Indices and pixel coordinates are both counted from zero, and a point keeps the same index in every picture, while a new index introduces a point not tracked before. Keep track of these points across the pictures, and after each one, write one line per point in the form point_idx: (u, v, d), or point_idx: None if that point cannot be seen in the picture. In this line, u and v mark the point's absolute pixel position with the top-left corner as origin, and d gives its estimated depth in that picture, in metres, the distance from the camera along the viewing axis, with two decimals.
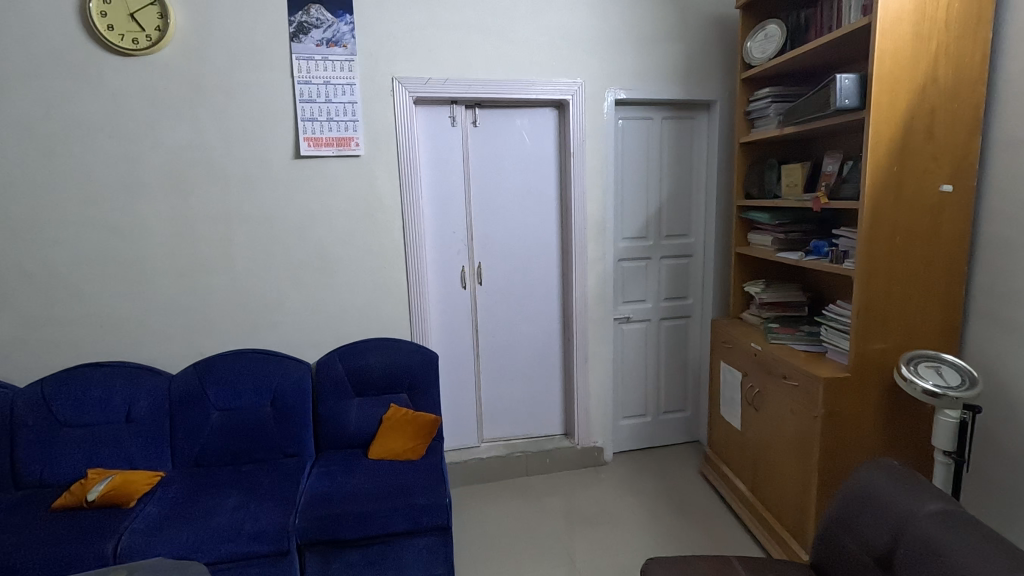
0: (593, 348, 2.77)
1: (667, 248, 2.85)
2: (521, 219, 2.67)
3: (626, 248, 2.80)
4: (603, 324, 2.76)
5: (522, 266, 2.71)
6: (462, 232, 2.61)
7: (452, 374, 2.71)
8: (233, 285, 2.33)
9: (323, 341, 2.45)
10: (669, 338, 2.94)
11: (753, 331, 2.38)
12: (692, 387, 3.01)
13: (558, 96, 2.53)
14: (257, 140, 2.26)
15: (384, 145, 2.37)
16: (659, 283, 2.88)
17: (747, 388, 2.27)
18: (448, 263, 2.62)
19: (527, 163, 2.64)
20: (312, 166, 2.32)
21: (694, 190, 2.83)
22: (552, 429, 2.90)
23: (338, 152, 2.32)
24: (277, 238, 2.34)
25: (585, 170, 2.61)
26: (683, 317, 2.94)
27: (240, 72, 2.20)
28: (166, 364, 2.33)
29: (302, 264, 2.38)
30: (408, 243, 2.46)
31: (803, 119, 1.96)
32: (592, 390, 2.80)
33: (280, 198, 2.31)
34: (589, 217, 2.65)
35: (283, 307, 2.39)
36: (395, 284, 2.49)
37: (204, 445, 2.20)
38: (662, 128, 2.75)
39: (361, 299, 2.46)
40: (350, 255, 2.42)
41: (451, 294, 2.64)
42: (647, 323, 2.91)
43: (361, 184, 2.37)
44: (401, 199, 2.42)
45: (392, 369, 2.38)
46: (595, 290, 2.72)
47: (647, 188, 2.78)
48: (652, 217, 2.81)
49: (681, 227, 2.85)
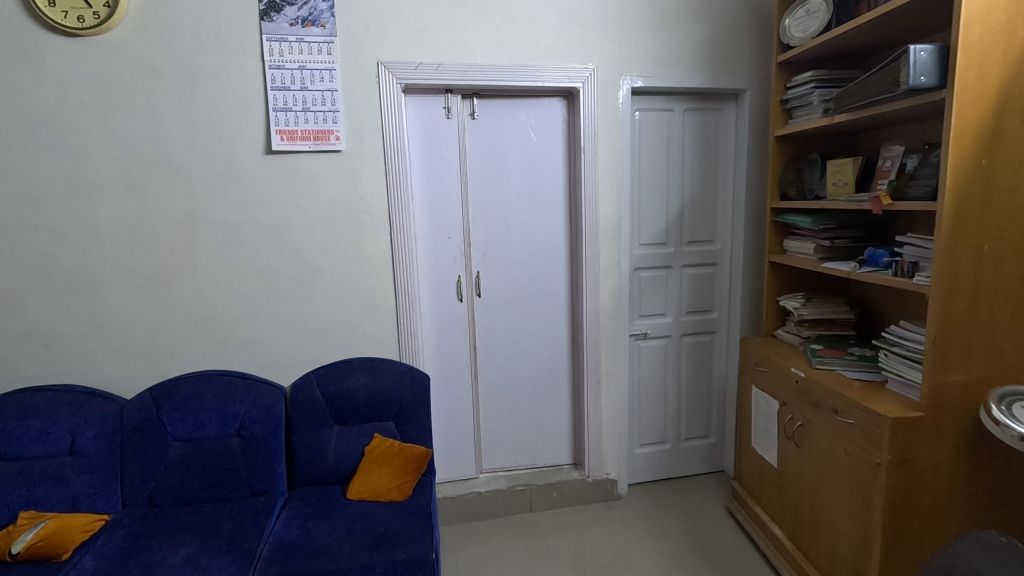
0: (606, 369, 2.46)
1: (690, 256, 2.53)
2: (524, 222, 2.37)
3: (643, 256, 2.49)
4: (617, 342, 2.45)
5: (528, 276, 2.41)
6: (459, 237, 2.31)
7: (447, 398, 2.42)
8: (196, 298, 2.05)
9: (301, 361, 2.17)
10: (691, 356, 2.63)
11: (792, 353, 2.06)
12: (717, 411, 2.68)
13: (567, 84, 2.23)
14: (223, 134, 1.98)
15: (368, 140, 2.09)
16: (680, 296, 2.57)
17: (786, 420, 1.95)
18: (443, 273, 2.32)
19: (532, 161, 2.34)
20: (286, 163, 2.04)
21: (719, 190, 2.52)
22: (560, 458, 2.59)
23: (315, 147, 2.04)
24: (248, 245, 2.06)
25: (596, 167, 2.30)
26: (707, 333, 2.62)
27: (203, 55, 1.93)
28: (121, 388, 2.05)
29: (275, 274, 2.10)
30: (396, 251, 2.17)
31: (860, 104, 1.65)
32: (604, 416, 2.50)
33: (250, 199, 2.04)
34: (602, 220, 2.35)
35: (254, 324, 2.11)
36: (383, 296, 2.20)
37: (160, 482, 1.92)
38: (683, 122, 2.44)
39: (343, 314, 2.17)
40: (331, 264, 2.13)
41: (446, 307, 2.35)
42: (666, 340, 2.59)
43: (342, 184, 2.09)
44: (388, 201, 2.14)
45: (376, 394, 2.09)
46: (608, 304, 2.41)
47: (667, 188, 2.48)
48: (673, 222, 2.50)
49: (705, 232, 2.53)
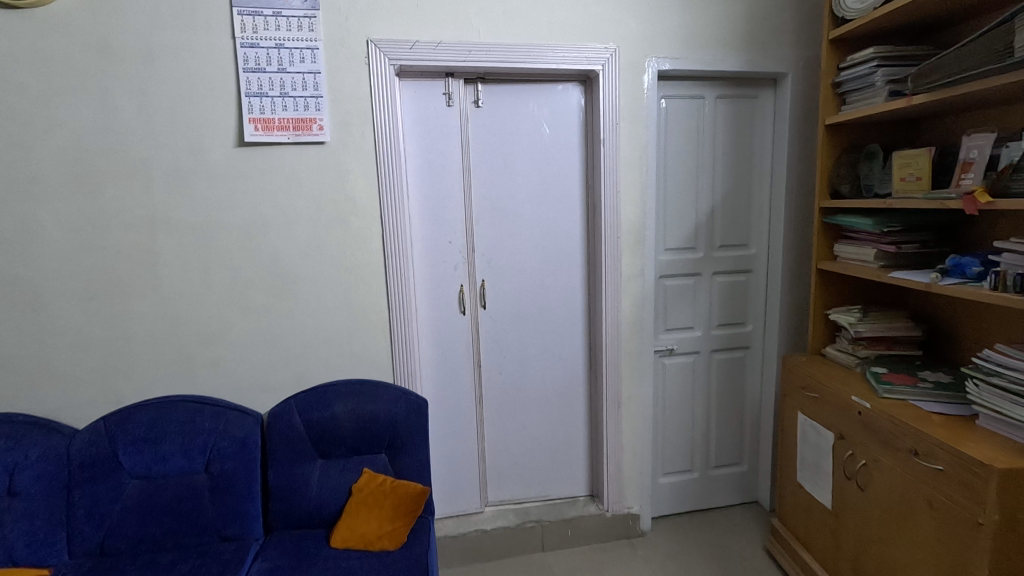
0: (627, 390, 2.18)
1: (721, 262, 2.25)
2: (535, 225, 2.10)
3: (669, 262, 2.21)
4: (640, 359, 2.17)
5: (539, 285, 2.13)
6: (460, 241, 2.04)
7: (448, 423, 2.14)
8: (158, 313, 1.78)
9: (280, 383, 1.89)
10: (722, 374, 2.34)
11: (847, 375, 1.78)
12: (750, 435, 2.40)
13: (585, 66, 1.95)
14: (188, 123, 1.71)
15: (356, 130, 1.82)
16: (710, 307, 2.28)
17: (843, 457, 1.67)
18: (442, 282, 2.05)
19: (544, 155, 2.07)
20: (261, 156, 1.77)
21: (754, 187, 2.23)
22: (574, 488, 2.30)
23: (295, 138, 1.76)
24: (218, 252, 1.79)
25: (618, 161, 2.02)
26: (740, 349, 2.34)
27: (165, 31, 1.66)
28: (71, 417, 1.78)
29: (250, 285, 1.82)
30: (389, 258, 1.89)
31: (956, 76, 1.36)
32: (625, 442, 2.21)
33: (220, 199, 1.76)
34: (623, 222, 2.06)
35: (226, 342, 1.84)
36: (375, 310, 1.92)
37: (113, 528, 1.65)
38: (715, 112, 2.16)
39: (329, 329, 1.90)
40: (314, 273, 1.86)
41: (446, 321, 2.07)
42: (694, 357, 2.31)
43: (327, 181, 1.82)
44: (380, 201, 1.86)
45: (366, 423, 1.82)
46: (630, 317, 2.13)
47: (697, 186, 2.20)
48: (703, 224, 2.22)
49: (738, 235, 2.25)
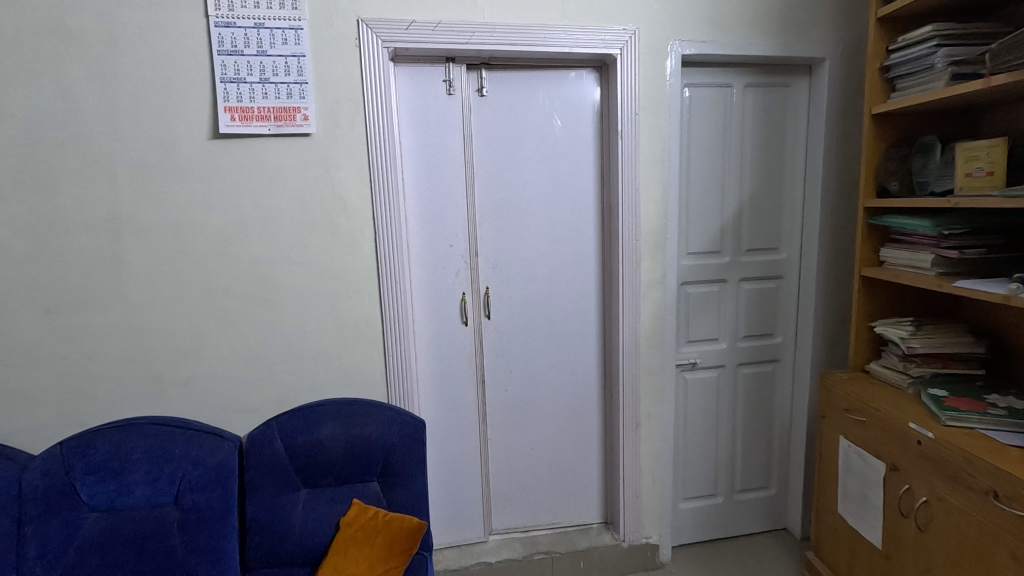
0: (646, 409, 1.98)
1: (748, 268, 2.05)
2: (544, 226, 1.90)
3: (692, 268, 2.01)
4: (660, 375, 1.97)
5: (549, 294, 1.94)
6: (462, 245, 1.84)
7: (449, 445, 1.94)
8: (124, 326, 1.59)
9: (261, 402, 1.70)
10: (749, 390, 2.14)
11: (899, 397, 1.58)
12: (778, 456, 2.19)
13: (601, 50, 1.75)
14: (156, 112, 1.52)
15: (346, 121, 1.62)
16: (736, 317, 2.08)
17: (897, 492, 1.47)
18: (443, 290, 1.85)
19: (554, 150, 1.87)
20: (239, 150, 1.57)
21: (785, 186, 2.03)
22: (587, 515, 2.10)
23: (277, 129, 1.57)
24: (191, 257, 1.60)
25: (637, 155, 1.82)
26: (769, 362, 2.14)
27: (129, 8, 1.47)
28: (28, 441, 1.59)
29: (228, 295, 1.63)
30: (383, 264, 1.70)
31: None
32: (643, 466, 2.01)
33: (193, 198, 1.57)
34: (642, 223, 1.87)
35: (200, 358, 1.64)
36: (366, 321, 1.73)
37: (69, 569, 1.45)
38: (743, 102, 1.96)
39: (316, 342, 1.71)
40: (299, 280, 1.67)
41: (446, 333, 1.88)
42: (718, 371, 2.11)
43: (313, 178, 1.63)
44: (373, 201, 1.67)
45: (357, 449, 1.63)
46: (649, 328, 1.93)
47: (722, 184, 2.00)
48: (729, 225, 2.02)
49: (768, 238, 2.05)
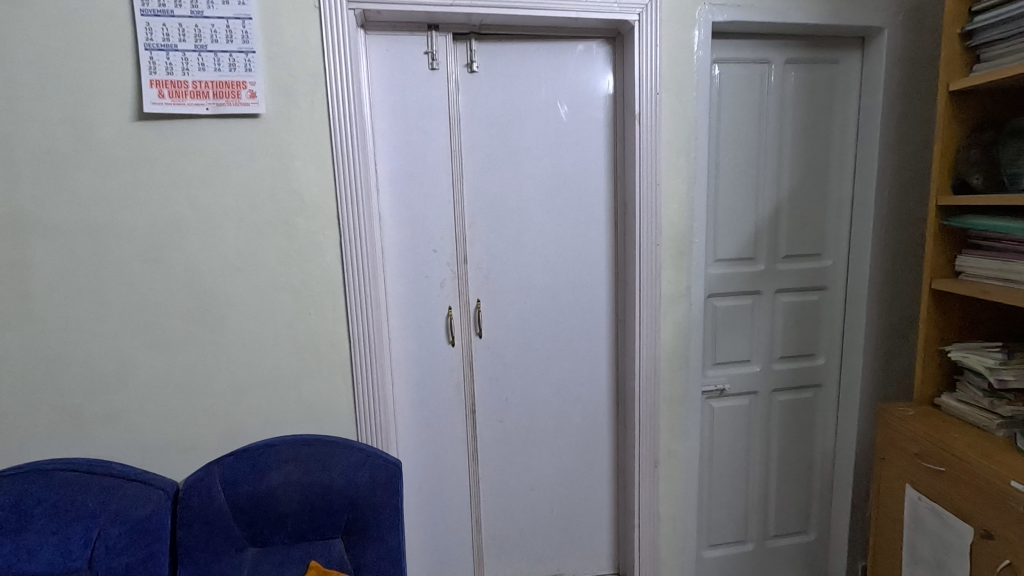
0: (666, 444, 1.67)
1: (786, 277, 1.75)
2: (545, 229, 1.60)
3: (720, 278, 1.71)
4: (683, 405, 1.67)
5: (552, 309, 1.64)
6: (448, 251, 1.55)
7: (434, 486, 1.65)
8: (32, 349, 1.30)
9: (203, 440, 1.40)
10: (785, 419, 1.84)
11: (986, 441, 1.27)
12: (818, 496, 1.89)
13: (616, 15, 1.45)
14: (65, 87, 1.23)
15: (303, 99, 1.33)
16: (771, 335, 1.78)
17: (993, 567, 1.16)
18: (425, 304, 1.56)
19: (558, 139, 1.57)
20: (170, 134, 1.28)
21: (830, 182, 1.73)
22: (596, 565, 1.80)
23: (217, 108, 1.28)
24: (112, 265, 1.30)
25: (658, 143, 1.52)
26: (809, 387, 1.84)
27: None
28: None
29: (160, 311, 1.34)
30: (350, 274, 1.41)
31: None
32: (663, 511, 1.71)
33: (114, 192, 1.28)
34: (664, 225, 1.56)
35: (127, 388, 1.35)
36: (331, 343, 1.43)
37: None
38: (783, 83, 1.66)
39: (270, 368, 1.41)
40: (248, 292, 1.37)
41: (429, 355, 1.58)
42: (750, 397, 1.81)
43: (264, 169, 1.33)
44: (337, 197, 1.37)
45: (317, 499, 1.34)
46: (670, 349, 1.63)
47: (757, 180, 1.70)
48: (765, 228, 1.72)
49: (809, 242, 1.75)
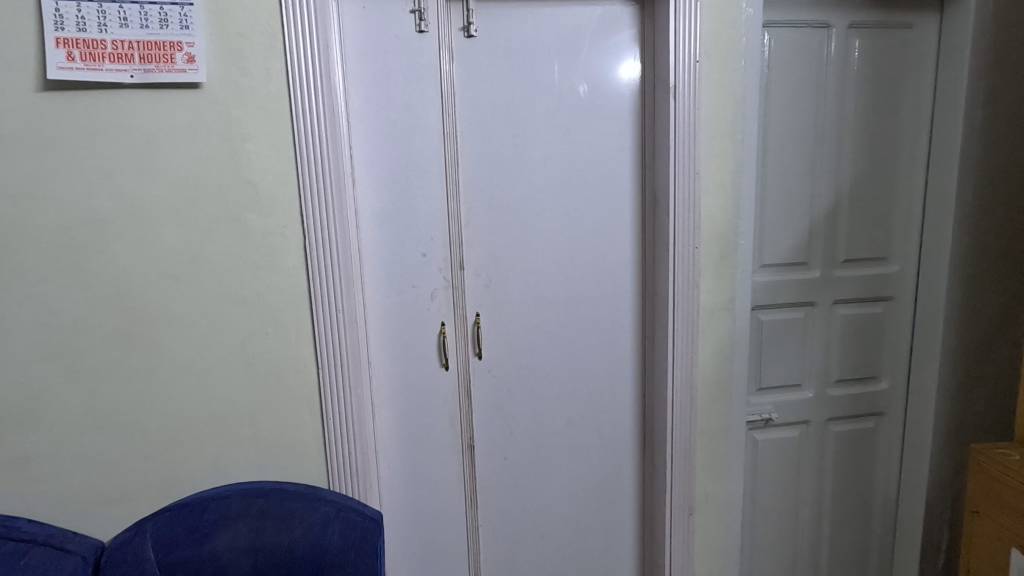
0: (703, 487, 1.39)
1: (846, 286, 1.47)
2: (559, 228, 1.32)
3: (766, 288, 1.43)
4: (724, 440, 1.39)
5: (566, 324, 1.36)
6: (440, 256, 1.28)
7: (425, 538, 1.38)
8: None
9: (138, 490, 1.14)
10: (842, 454, 1.55)
11: None
12: (879, 543, 1.61)
13: None
14: None
15: (255, 67, 1.06)
16: (827, 354, 1.50)
17: None
18: (414, 319, 1.28)
19: (574, 119, 1.29)
20: (88, 109, 1.02)
21: (899, 171, 1.44)
22: None
23: (144, 76, 1.01)
24: (17, 275, 1.04)
25: (698, 125, 1.24)
26: (870, 415, 1.55)
27: None
28: None
29: (79, 331, 1.07)
30: (319, 285, 1.14)
31: None
32: (699, 567, 1.43)
33: (17, 182, 1.01)
34: (703, 224, 1.29)
35: (39, 426, 1.09)
36: (295, 370, 1.16)
37: None
38: (845, 52, 1.38)
39: (218, 401, 1.14)
40: (191, 308, 1.10)
41: (418, 382, 1.31)
42: (800, 428, 1.53)
43: (209, 155, 1.07)
44: (301, 190, 1.10)
45: (275, 563, 1.07)
46: (709, 373, 1.35)
47: (812, 170, 1.41)
48: (821, 228, 1.44)
49: (874, 244, 1.46)
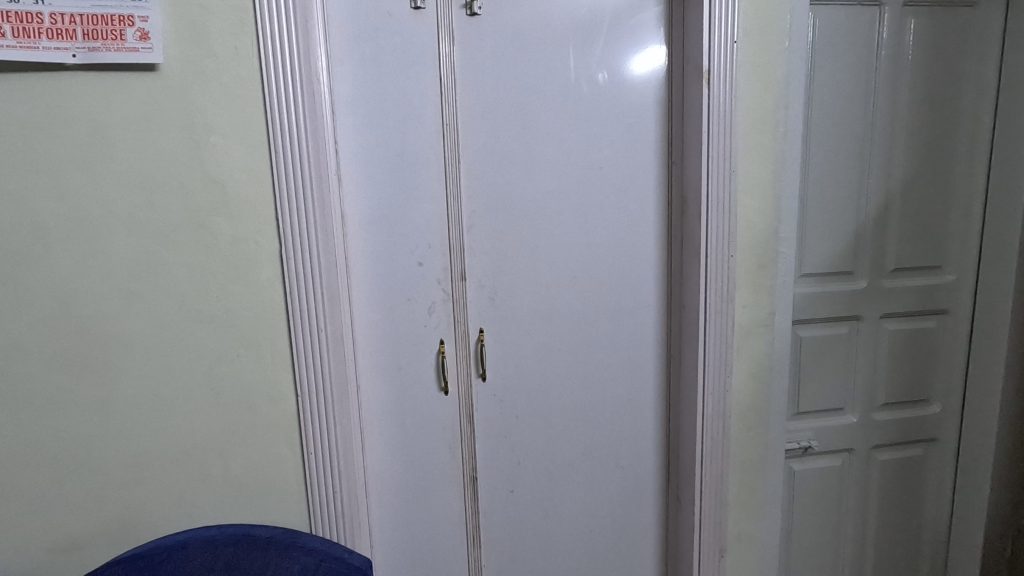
0: (736, 524, 1.24)
1: (896, 297, 1.30)
2: (574, 233, 1.17)
3: (806, 301, 1.27)
4: (760, 472, 1.23)
5: (581, 341, 1.21)
6: (439, 264, 1.12)
7: None
8: None
9: (91, 538, 0.98)
10: (888, 485, 1.39)
11: None
12: None
13: None
14: None
15: (220, 46, 0.90)
16: (873, 374, 1.34)
17: None
18: (409, 336, 1.13)
19: (592, 109, 1.14)
20: (23, 95, 0.86)
21: (957, 168, 1.28)
22: None
23: (89, 56, 0.86)
24: None
25: (734, 115, 1.08)
26: (920, 441, 1.39)
27: None
28: None
29: (17, 355, 0.92)
30: (299, 300, 0.98)
31: None
32: None
33: None
34: (739, 229, 1.13)
35: None
36: (272, 397, 1.01)
37: None
38: (899, 35, 1.21)
39: (182, 434, 0.99)
40: (149, 328, 0.95)
41: (413, 407, 1.15)
42: (842, 457, 1.37)
43: (169, 150, 0.91)
44: (277, 190, 0.95)
45: None
46: (744, 397, 1.19)
47: (860, 167, 1.25)
48: (868, 233, 1.27)
49: (927, 251, 1.30)
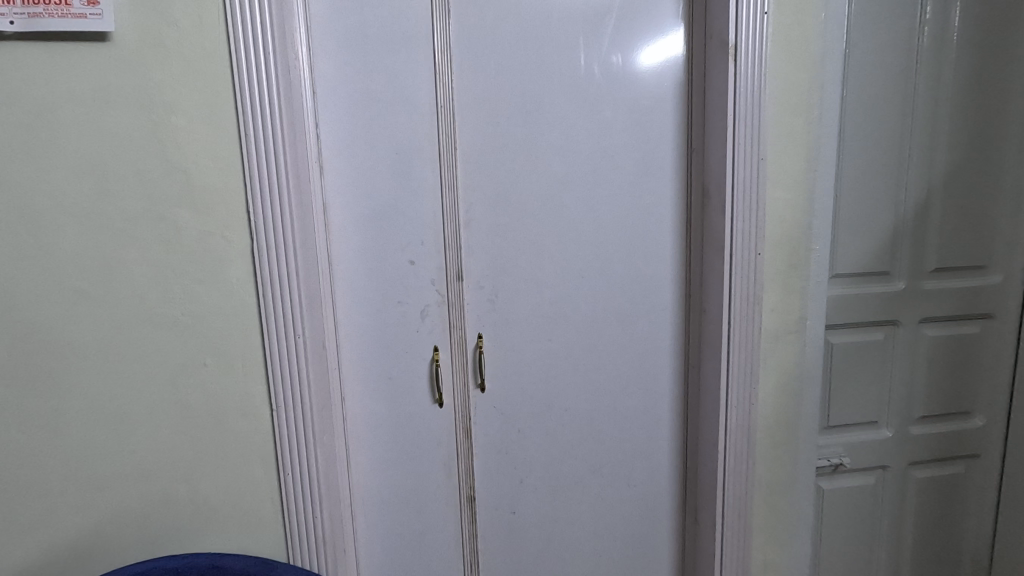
0: (761, 551, 1.12)
1: (936, 301, 1.18)
2: (583, 230, 1.05)
3: (839, 305, 1.15)
4: (788, 494, 1.11)
5: (590, 349, 1.09)
6: (434, 264, 1.01)
7: None
8: None
9: (42, 568, 0.88)
10: (926, 505, 1.27)
11: None
12: None
13: None
14: None
15: (182, 16, 0.79)
16: (910, 385, 1.22)
17: None
18: (400, 343, 1.02)
19: (604, 91, 1.02)
20: None
21: (1005, 159, 1.16)
22: None
23: (31, 24, 0.75)
24: None
25: (763, 98, 0.97)
26: (960, 458, 1.27)
27: None
28: None
29: None
30: (274, 304, 0.87)
31: None
32: None
33: None
34: (767, 225, 1.01)
35: None
36: (245, 412, 0.90)
37: None
38: (944, 10, 1.09)
39: (144, 453, 0.88)
40: (104, 334, 0.84)
41: (404, 422, 1.04)
42: (876, 475, 1.25)
43: (126, 133, 0.81)
44: (248, 179, 0.84)
45: None
46: (771, 411, 1.08)
47: (899, 158, 1.13)
48: (908, 230, 1.16)
49: (971, 250, 1.18)
